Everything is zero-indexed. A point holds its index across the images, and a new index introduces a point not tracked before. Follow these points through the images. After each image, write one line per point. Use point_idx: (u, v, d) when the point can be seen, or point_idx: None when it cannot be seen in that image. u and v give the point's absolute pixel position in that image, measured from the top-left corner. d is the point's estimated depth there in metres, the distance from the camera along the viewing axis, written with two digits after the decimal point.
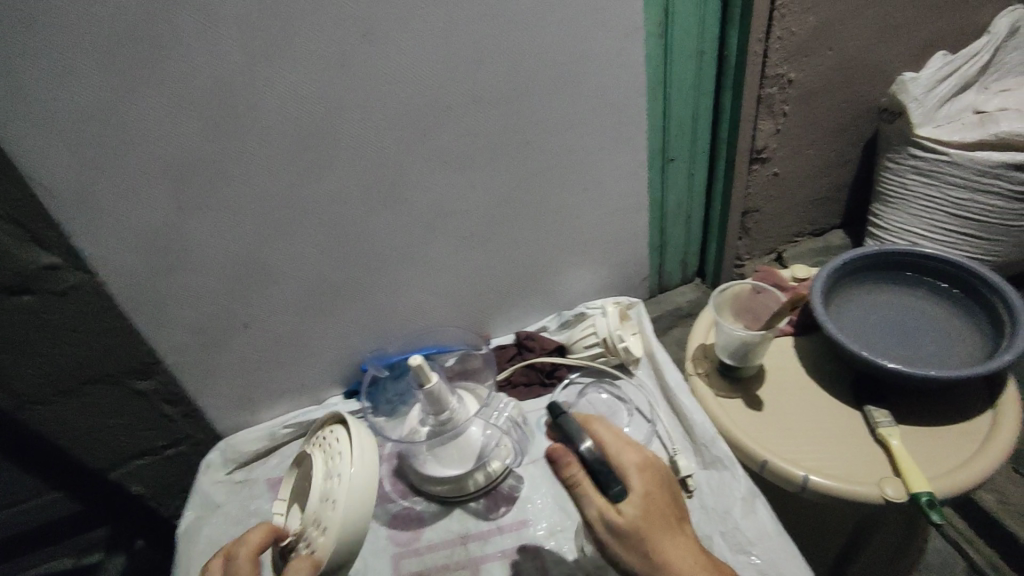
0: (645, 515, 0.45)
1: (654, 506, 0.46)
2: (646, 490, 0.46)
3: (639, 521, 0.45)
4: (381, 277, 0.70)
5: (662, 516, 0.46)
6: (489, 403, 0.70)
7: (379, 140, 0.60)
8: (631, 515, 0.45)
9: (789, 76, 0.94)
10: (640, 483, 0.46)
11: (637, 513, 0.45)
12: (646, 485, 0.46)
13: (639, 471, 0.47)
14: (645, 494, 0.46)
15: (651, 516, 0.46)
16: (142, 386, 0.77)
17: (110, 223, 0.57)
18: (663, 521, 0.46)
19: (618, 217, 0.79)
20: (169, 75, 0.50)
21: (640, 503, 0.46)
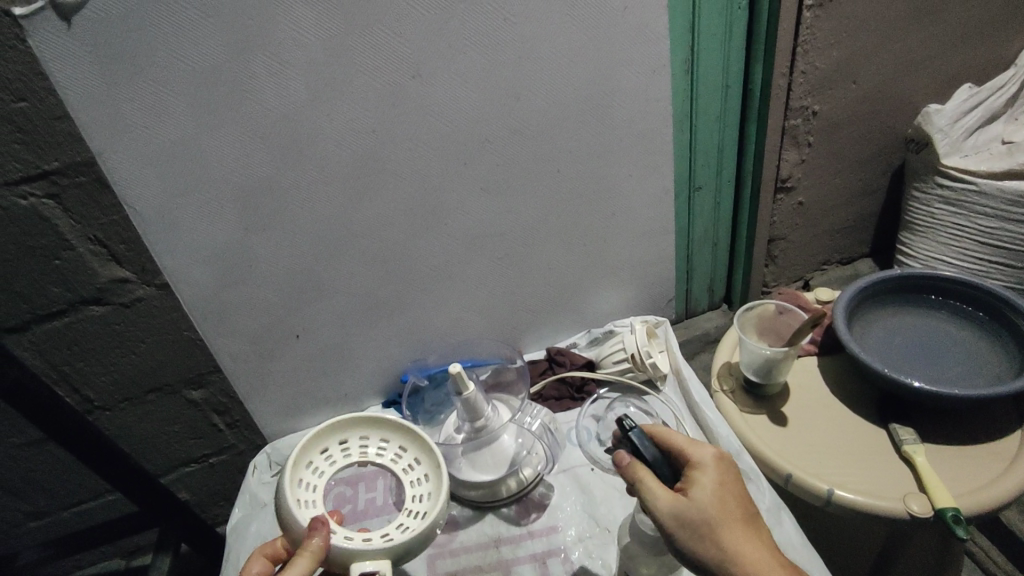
0: (718, 507, 0.48)
1: (728, 499, 0.49)
2: (719, 486, 0.49)
3: (714, 513, 0.47)
4: (421, 294, 0.75)
5: (734, 510, 0.49)
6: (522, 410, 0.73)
7: (424, 167, 0.66)
8: (707, 506, 0.48)
9: (813, 108, 0.98)
10: (716, 478, 0.49)
11: (711, 505, 0.48)
12: (718, 480, 0.50)
13: (714, 465, 0.50)
14: (720, 489, 0.49)
15: (724, 510, 0.48)
16: (195, 394, 0.84)
17: (183, 240, 0.63)
18: (736, 517, 0.48)
19: (647, 241, 0.83)
20: (245, 108, 0.57)
21: (714, 495, 0.48)
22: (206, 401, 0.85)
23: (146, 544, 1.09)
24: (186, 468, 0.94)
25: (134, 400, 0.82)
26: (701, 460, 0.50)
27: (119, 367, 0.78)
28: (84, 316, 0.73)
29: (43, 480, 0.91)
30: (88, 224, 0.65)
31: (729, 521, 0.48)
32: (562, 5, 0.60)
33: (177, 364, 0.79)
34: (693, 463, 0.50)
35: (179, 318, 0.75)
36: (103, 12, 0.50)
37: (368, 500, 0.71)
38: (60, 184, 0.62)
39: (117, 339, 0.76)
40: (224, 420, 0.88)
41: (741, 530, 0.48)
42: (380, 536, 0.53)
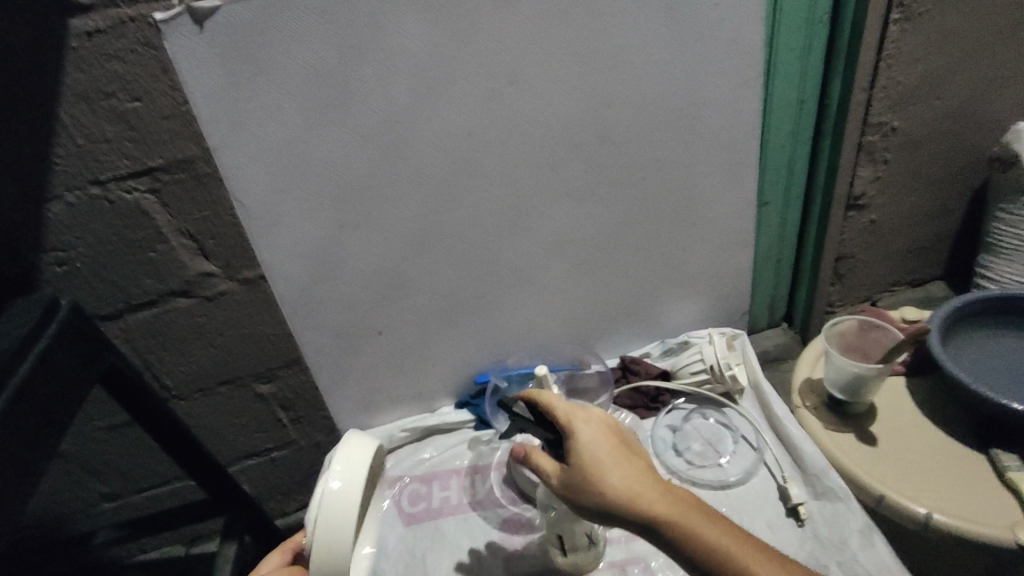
0: (588, 453, 0.51)
1: (601, 445, 0.51)
2: (590, 434, 0.52)
3: (584, 461, 0.50)
4: (499, 297, 0.76)
5: (616, 453, 0.50)
6: None
7: (513, 171, 0.67)
8: (580, 458, 0.51)
9: (893, 124, 0.96)
10: (584, 428, 0.52)
11: (581, 454, 0.51)
12: (589, 431, 0.52)
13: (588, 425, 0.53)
14: (594, 442, 0.51)
15: (590, 458, 0.50)
16: (264, 389, 0.86)
17: (280, 235, 0.66)
18: (613, 460, 0.50)
19: (725, 253, 0.81)
20: (350, 109, 0.60)
21: (581, 451, 0.51)
22: (274, 396, 0.88)
23: (207, 533, 1.12)
24: (251, 460, 0.96)
25: (207, 390, 0.85)
26: (569, 418, 0.53)
27: (197, 358, 0.81)
28: (171, 307, 0.75)
29: (120, 464, 0.95)
30: (185, 218, 0.68)
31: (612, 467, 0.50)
32: (659, 15, 0.61)
33: (252, 357, 0.82)
34: (565, 423, 0.53)
35: (258, 311, 0.78)
36: (234, 17, 0.53)
37: (443, 498, 0.73)
38: (163, 179, 0.65)
39: (198, 330, 0.78)
40: (290, 417, 0.91)
41: (621, 466, 0.49)
42: None
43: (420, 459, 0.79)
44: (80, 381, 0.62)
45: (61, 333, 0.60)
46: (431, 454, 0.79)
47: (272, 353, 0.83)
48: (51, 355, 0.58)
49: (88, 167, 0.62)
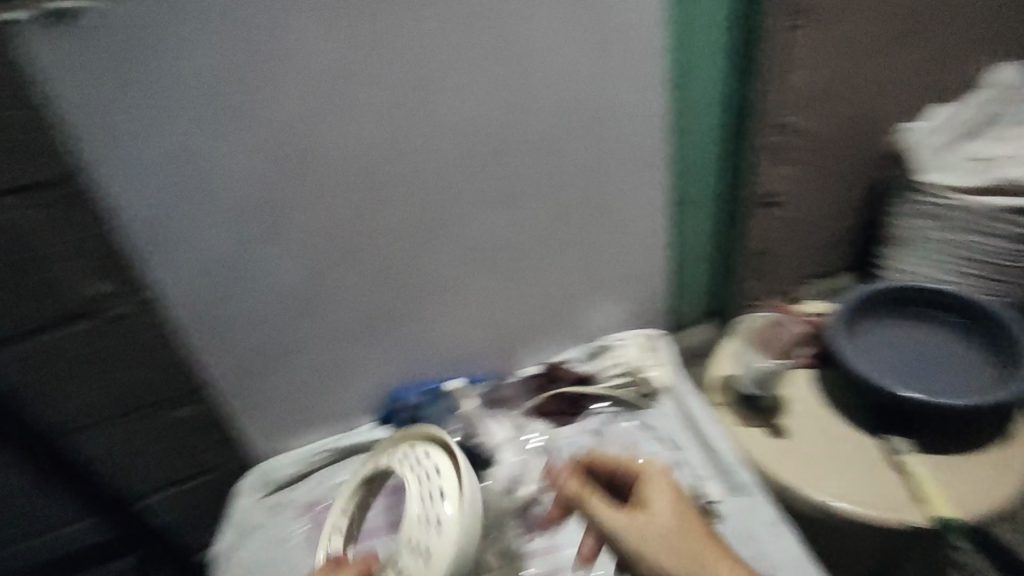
0: (653, 527, 0.55)
1: (674, 514, 0.56)
2: (664, 499, 0.57)
3: (651, 523, 0.55)
4: (418, 308, 0.74)
5: (687, 530, 0.55)
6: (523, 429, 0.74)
7: (422, 180, 0.65)
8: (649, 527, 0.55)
9: (800, 124, 1.00)
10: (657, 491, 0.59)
11: (650, 516, 0.56)
12: (662, 498, 0.57)
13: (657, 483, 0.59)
14: (662, 501, 0.57)
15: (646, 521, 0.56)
16: (180, 416, 0.74)
17: (176, 253, 0.62)
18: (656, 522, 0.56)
19: (642, 255, 0.83)
20: (243, 119, 0.56)
21: (648, 502, 0.57)
22: (190, 423, 0.75)
23: None
24: None
25: None
26: (650, 478, 0.59)
27: (96, 391, 0.68)
28: None
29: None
30: None
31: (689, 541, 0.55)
32: (561, 22, 0.61)
33: (161, 382, 0.70)
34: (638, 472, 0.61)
35: (164, 331, 0.67)
36: (106, 22, 0.49)
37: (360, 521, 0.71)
38: None
39: (93, 359, 0.65)
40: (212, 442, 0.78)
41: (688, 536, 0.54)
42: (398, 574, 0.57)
43: (335, 482, 0.77)
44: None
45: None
46: (347, 476, 0.77)
47: (184, 374, 0.71)
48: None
49: None
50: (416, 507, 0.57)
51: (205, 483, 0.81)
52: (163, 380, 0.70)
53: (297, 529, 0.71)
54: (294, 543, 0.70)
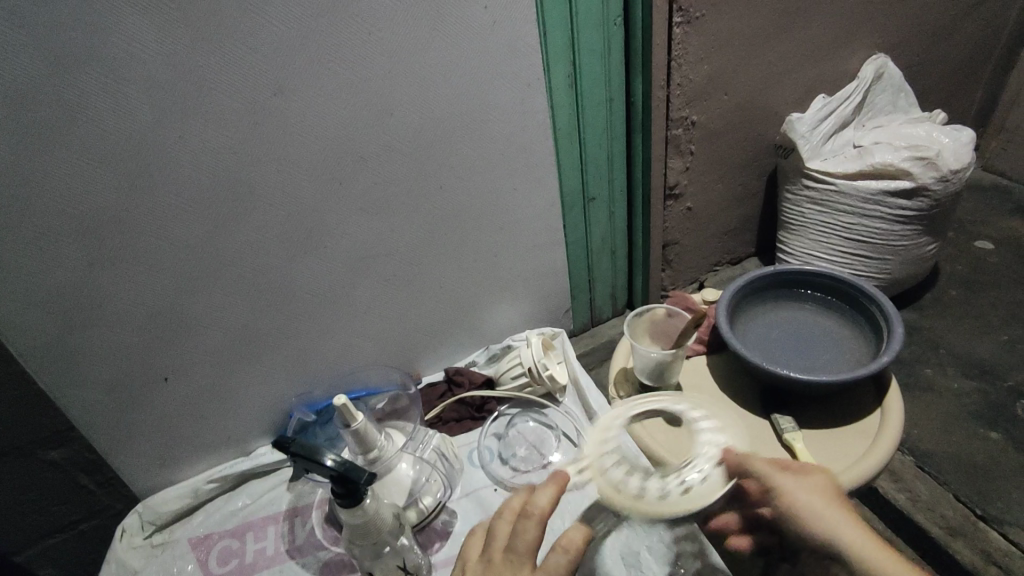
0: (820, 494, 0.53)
1: (824, 493, 0.52)
2: (824, 482, 0.54)
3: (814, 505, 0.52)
4: (306, 322, 0.71)
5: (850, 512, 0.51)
6: (414, 437, 0.70)
7: (294, 188, 0.62)
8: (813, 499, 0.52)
9: (693, 118, 1.03)
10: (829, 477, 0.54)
11: (808, 499, 0.52)
12: (823, 486, 0.53)
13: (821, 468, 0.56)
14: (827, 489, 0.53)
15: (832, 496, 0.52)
16: (54, 457, 0.66)
17: (13, 282, 0.55)
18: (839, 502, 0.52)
19: (540, 252, 0.82)
20: (78, 129, 0.51)
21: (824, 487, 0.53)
22: (71, 462, 0.67)
23: None
24: None
25: None
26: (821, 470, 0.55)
27: None
28: None
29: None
30: None
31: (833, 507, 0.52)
32: (433, 20, 0.59)
33: (31, 421, 0.63)
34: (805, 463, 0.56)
35: (25, 365, 0.60)
36: None
37: (257, 551, 0.67)
38: None
39: None
40: (98, 481, 0.71)
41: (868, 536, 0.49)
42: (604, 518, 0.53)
43: (233, 509, 0.71)
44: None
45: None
46: (245, 502, 0.72)
47: (57, 409, 0.64)
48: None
49: None
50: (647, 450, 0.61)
51: (84, 528, 0.74)
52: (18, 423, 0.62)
53: (187, 565, 0.66)
54: None
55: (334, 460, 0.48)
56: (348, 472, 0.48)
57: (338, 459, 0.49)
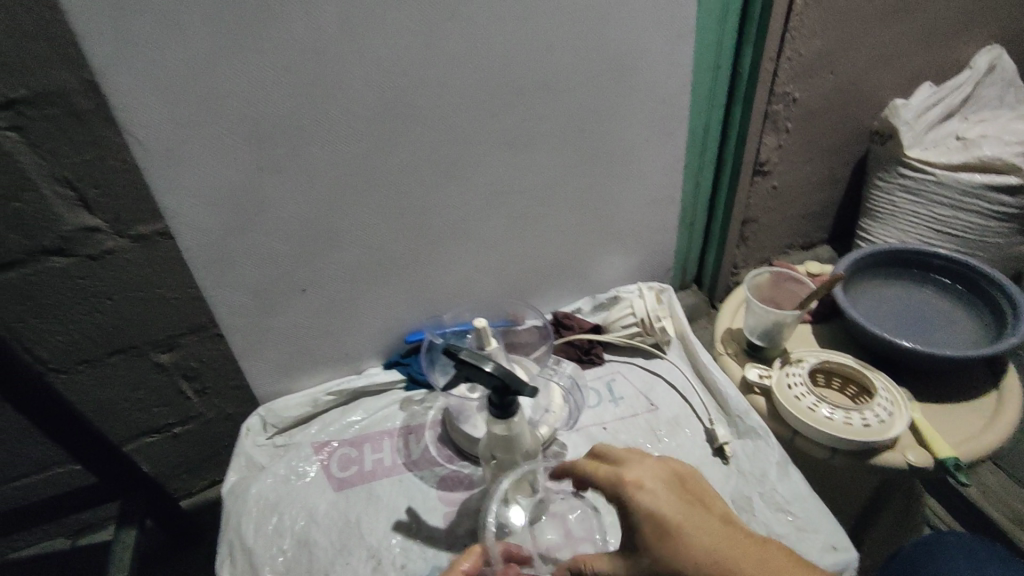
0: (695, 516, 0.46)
1: (676, 496, 0.48)
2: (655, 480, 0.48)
3: (664, 518, 0.46)
4: (435, 252, 0.73)
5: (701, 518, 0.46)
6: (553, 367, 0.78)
7: (451, 116, 0.63)
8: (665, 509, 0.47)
9: (794, 95, 0.96)
10: (660, 477, 0.49)
11: (663, 512, 0.46)
12: (662, 490, 0.48)
13: (658, 474, 0.49)
14: (668, 503, 0.47)
15: (692, 513, 0.47)
16: (162, 358, 0.92)
17: (190, 175, 0.58)
18: (708, 519, 0.46)
19: (654, 206, 0.83)
20: (271, 32, 0.53)
21: (673, 491, 0.48)
22: (174, 365, 0.93)
23: (100, 520, 1.09)
24: (147, 438, 1.00)
25: (92, 362, 0.88)
26: (637, 464, 0.49)
27: (80, 327, 0.84)
28: (48, 268, 0.78)
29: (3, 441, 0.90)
30: (59, 163, 0.70)
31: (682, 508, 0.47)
32: None
33: (147, 330, 0.88)
34: (625, 467, 0.50)
35: (143, 272, 0.82)
36: None
37: (375, 461, 0.70)
38: (27, 115, 0.66)
39: (81, 294, 0.81)
40: (193, 387, 0.97)
41: (752, 557, 0.43)
42: (793, 407, 0.66)
43: (349, 422, 0.75)
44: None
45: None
46: (360, 417, 0.75)
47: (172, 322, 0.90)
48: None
49: None
50: (798, 393, 0.67)
51: (178, 431, 1.02)
52: (149, 329, 0.88)
53: (310, 468, 0.70)
54: (306, 482, 0.68)
55: (495, 364, 0.50)
56: (510, 380, 0.50)
57: (496, 366, 0.51)
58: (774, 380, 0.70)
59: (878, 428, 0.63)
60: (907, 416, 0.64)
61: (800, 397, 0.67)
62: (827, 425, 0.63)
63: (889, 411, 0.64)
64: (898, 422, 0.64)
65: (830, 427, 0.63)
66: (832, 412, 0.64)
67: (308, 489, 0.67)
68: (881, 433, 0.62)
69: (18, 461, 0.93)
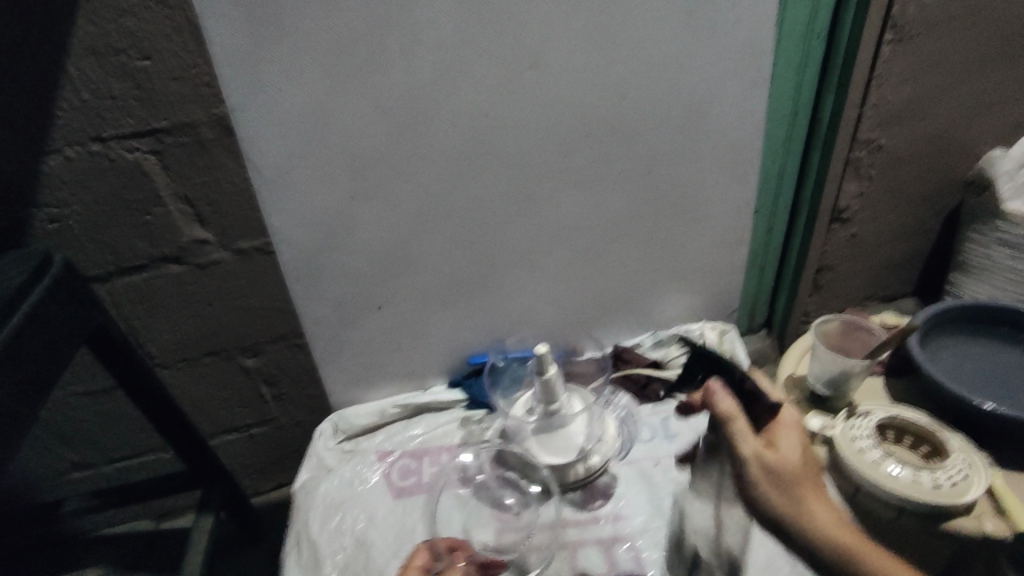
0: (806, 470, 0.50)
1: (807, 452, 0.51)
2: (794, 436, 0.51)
3: (790, 475, 0.50)
4: (502, 279, 0.77)
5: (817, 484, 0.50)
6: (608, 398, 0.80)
7: (526, 155, 0.68)
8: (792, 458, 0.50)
9: (879, 141, 0.93)
10: (796, 436, 0.51)
11: (792, 470, 0.50)
12: (797, 460, 0.50)
13: (795, 436, 0.51)
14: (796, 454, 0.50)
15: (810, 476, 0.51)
16: (249, 362, 1.01)
17: (296, 200, 0.66)
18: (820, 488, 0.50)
19: (721, 248, 0.84)
20: (375, 78, 0.60)
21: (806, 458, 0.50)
22: (257, 370, 1.02)
23: (177, 508, 1.19)
24: (228, 435, 1.10)
25: (190, 360, 0.98)
26: (783, 425, 0.51)
27: (184, 327, 0.94)
28: (165, 274, 0.89)
29: (110, 424, 1.01)
30: (184, 184, 0.81)
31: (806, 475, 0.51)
32: (672, 14, 0.63)
33: (238, 335, 0.97)
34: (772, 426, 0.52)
35: (242, 281, 0.92)
36: None
37: (433, 474, 0.74)
38: (164, 141, 0.77)
39: (187, 297, 0.92)
40: (271, 391, 1.06)
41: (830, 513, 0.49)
42: (858, 461, 0.65)
43: (411, 435, 0.79)
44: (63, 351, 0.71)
45: (42, 301, 0.69)
46: (422, 431, 0.80)
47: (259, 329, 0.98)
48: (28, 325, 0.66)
49: (91, 123, 0.74)
50: (862, 447, 0.66)
51: (255, 431, 1.11)
52: (242, 332, 0.97)
53: (373, 474, 0.74)
54: (366, 487, 0.72)
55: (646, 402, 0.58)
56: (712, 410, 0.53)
57: None
58: (838, 432, 0.69)
59: (951, 491, 0.61)
60: (985, 482, 0.62)
61: (865, 451, 0.66)
62: (896, 484, 0.62)
63: (964, 475, 0.63)
64: (974, 487, 0.62)
65: (896, 486, 0.62)
66: (899, 471, 0.63)
67: (368, 493, 0.72)
68: (955, 499, 0.61)
69: (122, 443, 1.04)
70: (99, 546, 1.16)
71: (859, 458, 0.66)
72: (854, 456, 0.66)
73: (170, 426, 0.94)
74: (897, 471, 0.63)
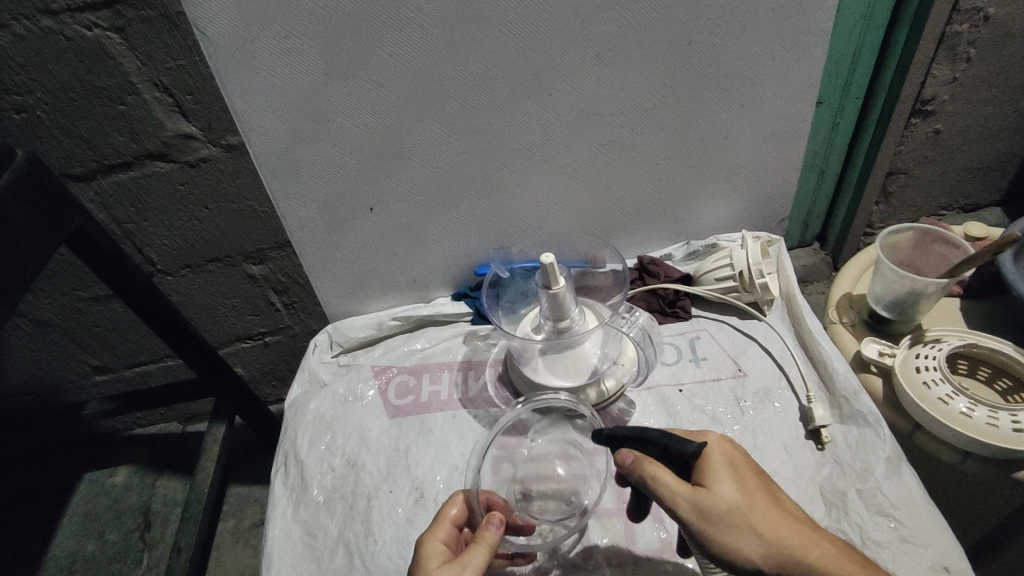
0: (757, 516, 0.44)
1: (746, 490, 0.44)
2: (730, 482, 0.44)
3: (734, 518, 0.43)
4: (508, 177, 0.67)
5: (768, 515, 0.44)
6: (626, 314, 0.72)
7: (534, 21, 0.55)
8: (731, 500, 0.44)
9: (987, 11, 0.74)
10: (728, 468, 0.46)
11: (733, 512, 0.43)
12: (735, 490, 0.44)
13: (725, 468, 0.45)
14: (737, 495, 0.44)
15: (758, 501, 0.45)
16: (255, 270, 0.94)
17: (261, 81, 0.55)
18: (772, 507, 0.44)
19: (774, 142, 0.70)
20: None
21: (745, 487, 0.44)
22: (264, 278, 0.96)
23: (202, 411, 1.20)
24: (242, 343, 1.07)
25: (194, 267, 0.92)
26: (711, 460, 0.46)
27: (181, 232, 0.87)
28: (153, 172, 0.80)
29: (121, 330, 0.99)
30: (155, 68, 0.69)
31: (759, 510, 0.44)
32: None
33: (244, 239, 0.89)
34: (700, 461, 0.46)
35: (239, 182, 0.82)
36: None
37: (432, 392, 0.69)
38: (126, 15, 0.65)
39: (181, 201, 0.83)
40: (282, 301, 1.00)
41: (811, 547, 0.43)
42: (919, 395, 0.56)
43: (412, 349, 0.74)
44: (46, 239, 0.62)
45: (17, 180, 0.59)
46: (424, 344, 0.74)
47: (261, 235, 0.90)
48: (1, 203, 0.57)
49: None
50: (925, 378, 0.57)
51: (267, 340, 1.08)
52: (245, 238, 0.89)
53: (369, 390, 0.70)
54: (362, 403, 0.68)
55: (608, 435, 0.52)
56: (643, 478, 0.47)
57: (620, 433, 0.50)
58: (899, 361, 0.60)
59: None
60: None
61: (929, 382, 0.56)
62: (964, 423, 0.53)
63: None
64: None
65: (963, 425, 0.53)
66: (969, 406, 0.53)
67: (363, 410, 0.68)
68: None
69: (136, 350, 1.03)
70: (132, 444, 1.20)
71: (921, 391, 0.56)
72: (914, 388, 0.57)
73: (181, 338, 0.88)
74: (967, 407, 0.53)
